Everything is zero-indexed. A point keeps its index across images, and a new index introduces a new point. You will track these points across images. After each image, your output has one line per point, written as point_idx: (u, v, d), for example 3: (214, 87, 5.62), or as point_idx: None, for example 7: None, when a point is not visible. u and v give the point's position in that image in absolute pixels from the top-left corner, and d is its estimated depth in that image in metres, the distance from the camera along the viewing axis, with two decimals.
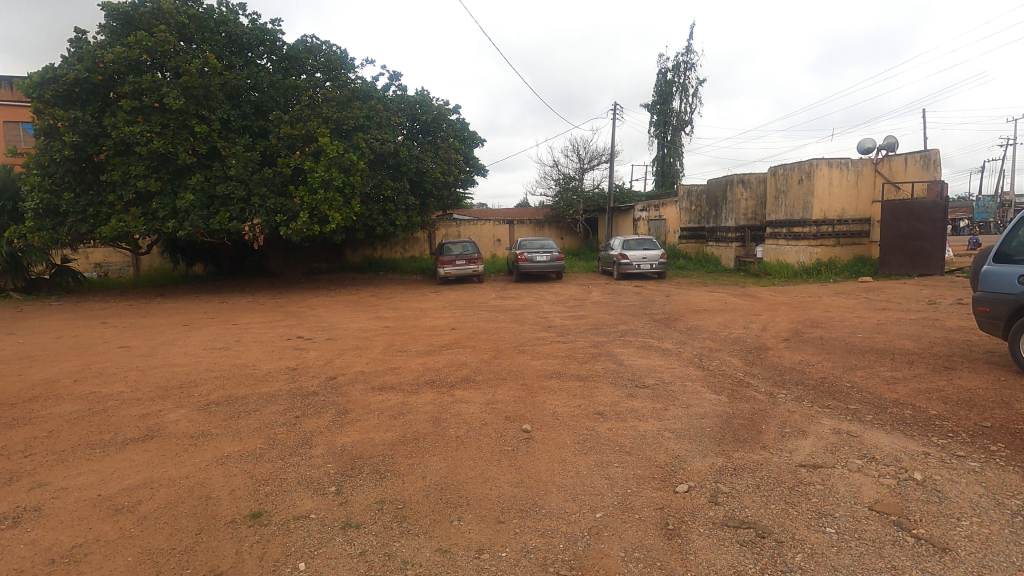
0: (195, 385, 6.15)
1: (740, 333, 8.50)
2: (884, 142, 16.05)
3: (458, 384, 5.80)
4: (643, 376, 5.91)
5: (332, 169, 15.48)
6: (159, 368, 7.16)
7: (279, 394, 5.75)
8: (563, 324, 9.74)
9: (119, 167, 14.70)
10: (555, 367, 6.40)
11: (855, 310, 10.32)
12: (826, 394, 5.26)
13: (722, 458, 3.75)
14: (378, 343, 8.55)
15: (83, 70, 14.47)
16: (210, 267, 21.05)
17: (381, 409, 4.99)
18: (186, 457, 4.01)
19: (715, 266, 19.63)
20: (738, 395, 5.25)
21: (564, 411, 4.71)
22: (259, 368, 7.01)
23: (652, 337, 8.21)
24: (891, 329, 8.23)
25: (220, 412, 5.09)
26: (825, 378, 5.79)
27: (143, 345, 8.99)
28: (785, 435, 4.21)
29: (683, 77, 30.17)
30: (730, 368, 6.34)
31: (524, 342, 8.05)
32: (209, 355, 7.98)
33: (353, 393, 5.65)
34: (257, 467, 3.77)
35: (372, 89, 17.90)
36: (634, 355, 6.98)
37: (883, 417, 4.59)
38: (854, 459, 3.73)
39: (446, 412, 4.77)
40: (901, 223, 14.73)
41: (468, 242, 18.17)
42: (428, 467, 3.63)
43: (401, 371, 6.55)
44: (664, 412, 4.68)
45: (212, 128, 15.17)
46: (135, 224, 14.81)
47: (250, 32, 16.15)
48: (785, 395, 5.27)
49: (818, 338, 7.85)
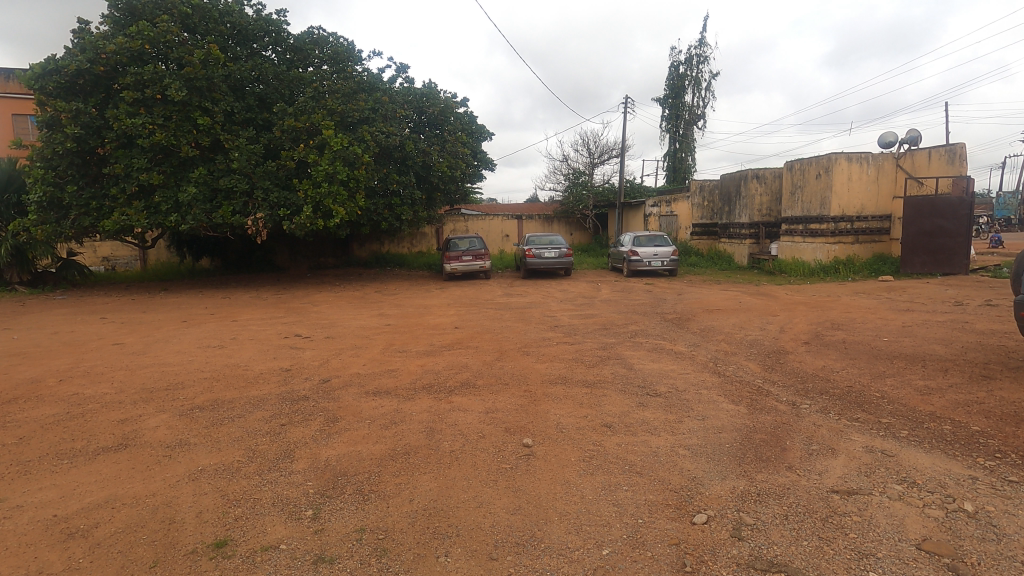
0: (182, 388, 5.86)
1: (757, 335, 8.07)
2: (906, 136, 15.44)
3: (457, 390, 5.44)
4: (655, 382, 5.53)
5: (337, 163, 15.13)
6: (149, 368, 6.89)
7: (267, 399, 5.42)
8: (570, 324, 9.34)
9: (121, 159, 14.46)
10: (560, 371, 6.03)
11: (877, 311, 9.82)
12: (854, 405, 4.87)
13: (744, 480, 3.36)
14: (377, 342, 8.23)
15: (85, 60, 14.24)
16: (216, 261, 20.90)
17: (373, 417, 4.67)
18: (158, 470, 3.71)
19: (728, 264, 19.14)
20: (757, 405, 4.86)
21: (570, 422, 4.34)
22: (251, 369, 6.70)
23: (664, 339, 7.81)
24: (919, 332, 7.77)
25: (203, 419, 4.79)
26: (852, 387, 5.36)
27: (137, 342, 8.74)
28: (813, 453, 3.83)
29: (696, 70, 29.53)
30: (748, 375, 5.95)
31: (529, 343, 7.68)
32: (203, 353, 7.69)
33: (346, 398, 5.31)
34: (232, 484, 3.45)
35: (378, 82, 17.59)
36: (645, 359, 6.59)
37: (919, 433, 4.18)
38: (893, 484, 3.34)
39: (441, 422, 4.43)
40: (923, 220, 14.17)
41: (475, 238, 17.82)
42: (417, 487, 3.29)
43: (398, 374, 6.21)
44: (679, 424, 4.30)
45: (216, 120, 14.93)
46: (137, 217, 14.57)
47: (254, 23, 15.86)
48: (809, 406, 4.87)
49: (840, 341, 7.41)
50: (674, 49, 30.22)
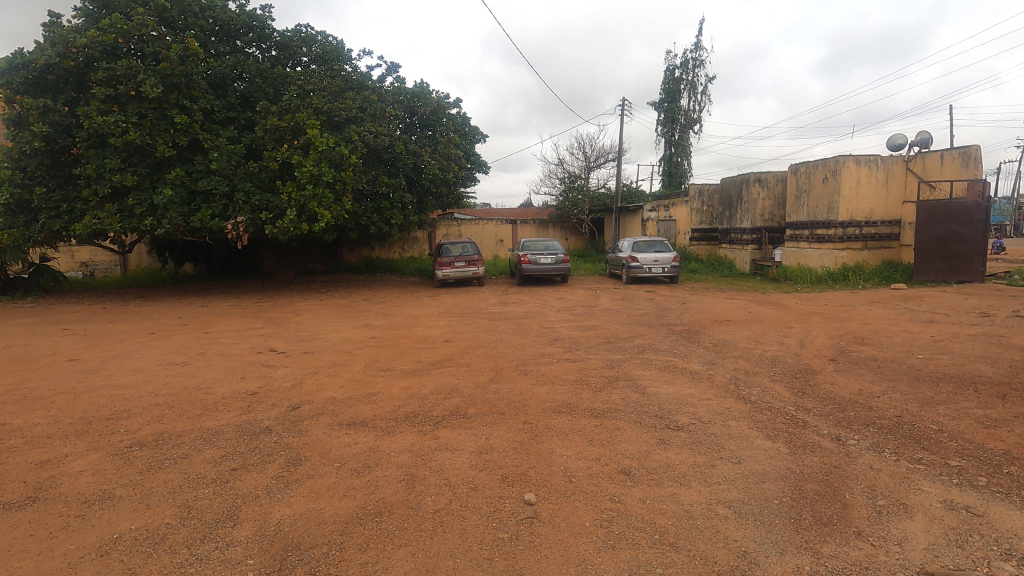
0: (126, 418, 5.05)
1: (776, 350, 7.35)
2: (918, 138, 14.85)
3: (444, 421, 4.66)
4: (673, 412, 4.79)
5: (322, 164, 14.29)
6: (96, 391, 6.06)
7: (223, 432, 4.64)
8: (571, 337, 8.59)
9: (93, 160, 13.62)
10: (564, 397, 5.25)
11: (898, 323, 9.12)
12: (910, 441, 4.16)
13: (809, 558, 2.63)
14: (359, 359, 7.43)
15: (54, 55, 13.49)
16: (199, 267, 20.05)
17: (344, 459, 3.89)
18: (62, 539, 2.92)
19: (730, 270, 18.53)
20: (798, 442, 4.12)
21: (580, 467, 3.61)
22: (212, 393, 5.90)
23: (675, 356, 7.09)
24: (954, 348, 7.08)
25: (140, 461, 4.01)
26: (902, 418, 4.64)
27: (94, 358, 7.91)
28: (882, 513, 3.09)
29: (692, 74, 29.05)
30: (776, 401, 5.22)
31: (527, 361, 6.91)
32: (162, 373, 6.87)
33: (314, 432, 4.54)
34: (150, 565, 2.68)
35: (367, 81, 16.86)
36: (658, 381, 5.86)
37: (1002, 480, 3.47)
38: (998, 562, 2.62)
39: (424, 467, 3.67)
40: (937, 225, 13.49)
41: (468, 242, 17.07)
42: (388, 571, 2.53)
43: (379, 400, 5.42)
44: (711, 469, 3.57)
45: (194, 119, 14.13)
46: (109, 221, 13.67)
47: (237, 18, 15.11)
48: (858, 443, 4.16)
49: (872, 359, 6.67)
50: (670, 53, 29.75)
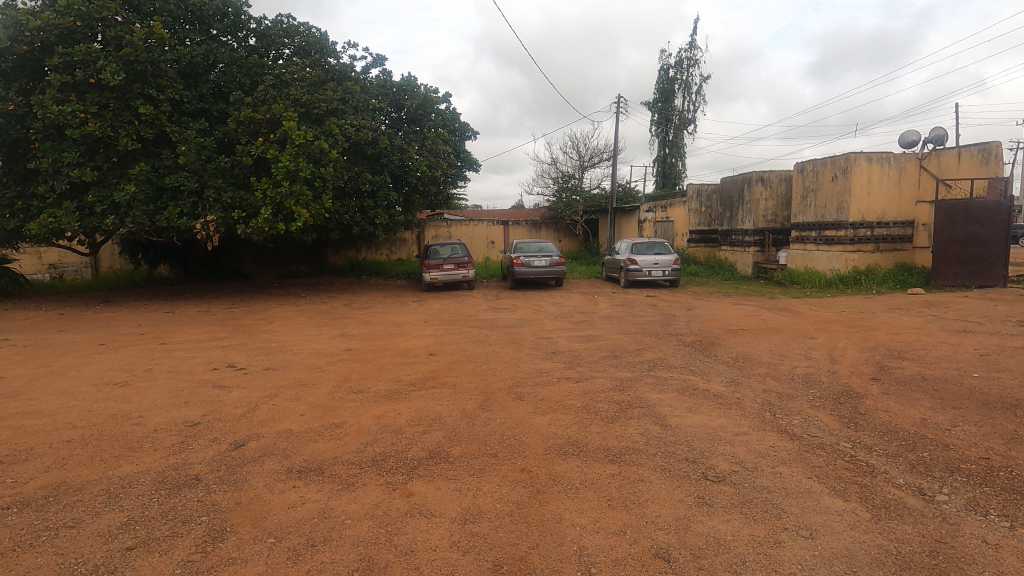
0: (22, 462, 4.03)
1: (806, 367, 6.43)
2: (933, 134, 14.10)
3: (421, 468, 3.68)
4: (707, 453, 3.84)
5: (300, 158, 13.21)
6: (4, 422, 5.00)
7: (138, 483, 3.62)
8: (571, 350, 7.63)
9: (49, 153, 12.48)
10: (569, 432, 4.28)
11: (931, 333, 8.26)
12: (1017, 497, 3.25)
13: None
14: (328, 377, 6.41)
15: (5, 39, 12.34)
16: (174, 269, 18.80)
17: (282, 532, 2.90)
18: None
19: (731, 273, 17.71)
20: (876, 502, 3.18)
21: (599, 547, 2.66)
22: (144, 424, 4.87)
23: (693, 374, 6.16)
24: (1010, 364, 6.19)
25: (9, 534, 2.98)
26: (991, 461, 3.73)
27: (23, 376, 6.84)
28: None
29: (687, 73, 28.21)
30: (828, 435, 4.28)
31: (523, 380, 5.94)
32: (93, 396, 5.82)
33: (255, 483, 3.56)
34: None
35: (350, 72, 15.82)
36: (680, 407, 4.92)
37: None
38: None
39: (388, 548, 2.69)
40: (956, 226, 12.74)
41: (457, 244, 16.06)
42: None
43: (344, 435, 4.42)
44: (778, 550, 2.63)
45: (161, 110, 13.00)
46: (67, 220, 12.51)
47: (210, 3, 13.96)
48: (951, 500, 3.24)
49: (921, 378, 5.77)
50: (665, 52, 28.94)
